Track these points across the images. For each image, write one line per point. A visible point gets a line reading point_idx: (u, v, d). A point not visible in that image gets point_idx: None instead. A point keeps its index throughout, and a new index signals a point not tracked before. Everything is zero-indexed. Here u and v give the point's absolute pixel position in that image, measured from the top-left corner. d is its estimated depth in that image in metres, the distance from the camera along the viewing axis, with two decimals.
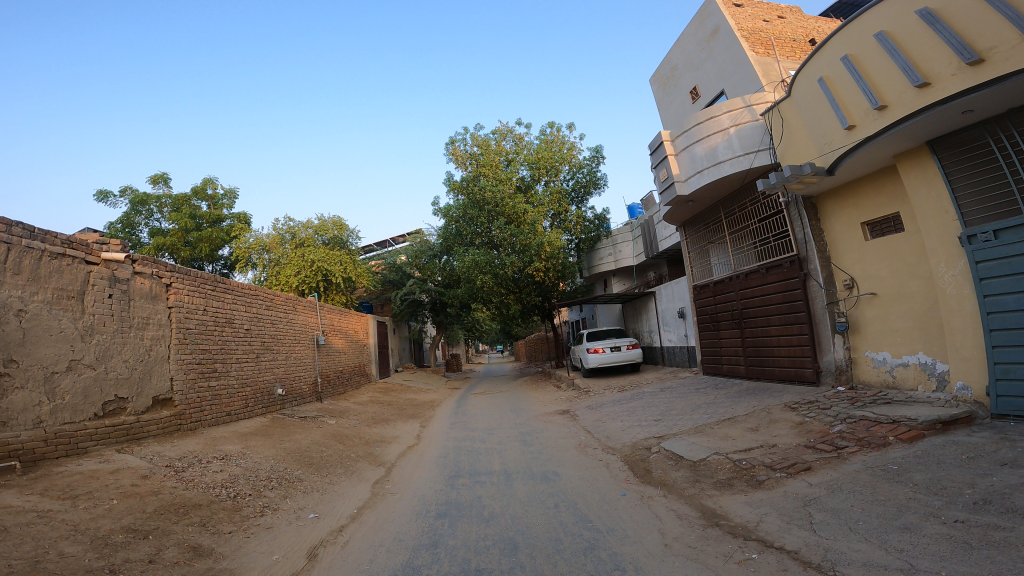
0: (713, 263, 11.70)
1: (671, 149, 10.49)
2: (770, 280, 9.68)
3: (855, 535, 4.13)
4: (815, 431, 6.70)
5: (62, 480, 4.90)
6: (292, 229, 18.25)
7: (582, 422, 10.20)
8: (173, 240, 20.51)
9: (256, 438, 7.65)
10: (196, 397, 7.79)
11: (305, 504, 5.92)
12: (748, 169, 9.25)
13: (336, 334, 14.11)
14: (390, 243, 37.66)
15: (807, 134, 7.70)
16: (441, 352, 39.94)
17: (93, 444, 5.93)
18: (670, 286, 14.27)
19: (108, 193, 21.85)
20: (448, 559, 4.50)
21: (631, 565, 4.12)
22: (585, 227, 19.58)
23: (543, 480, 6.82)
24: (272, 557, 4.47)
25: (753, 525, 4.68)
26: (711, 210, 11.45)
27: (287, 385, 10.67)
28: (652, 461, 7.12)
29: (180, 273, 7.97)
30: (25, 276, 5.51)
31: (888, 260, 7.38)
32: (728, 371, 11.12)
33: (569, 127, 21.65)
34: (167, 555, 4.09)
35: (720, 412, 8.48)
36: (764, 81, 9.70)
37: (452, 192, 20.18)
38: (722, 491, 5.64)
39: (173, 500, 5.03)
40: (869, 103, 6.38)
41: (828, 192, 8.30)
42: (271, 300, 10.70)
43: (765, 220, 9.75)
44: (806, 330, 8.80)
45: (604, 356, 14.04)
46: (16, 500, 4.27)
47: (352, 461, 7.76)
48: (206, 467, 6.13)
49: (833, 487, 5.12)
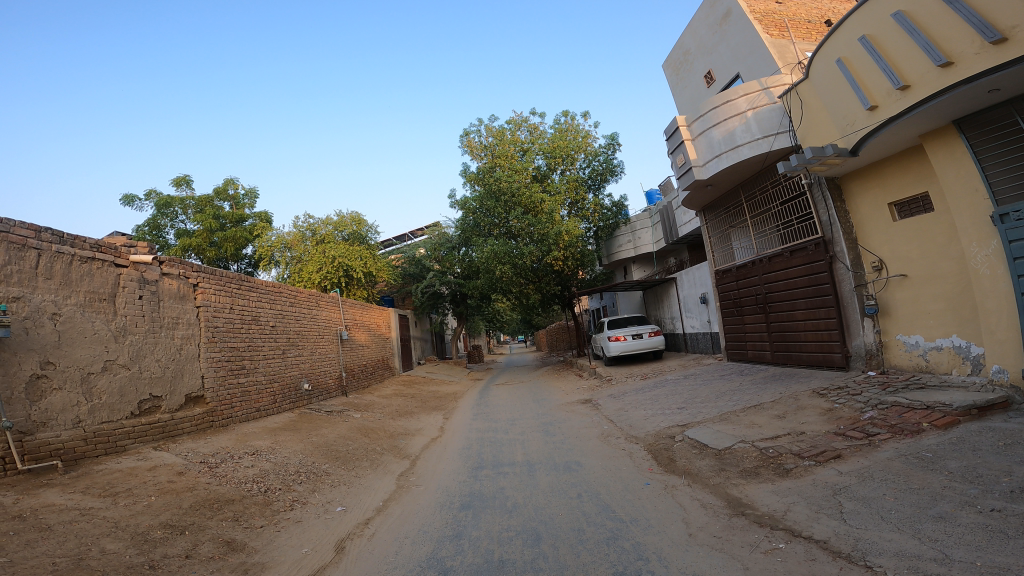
0: (735, 247, 11.41)
1: (688, 134, 10.22)
2: (794, 263, 9.42)
3: (887, 525, 4.03)
4: (845, 418, 6.57)
5: (103, 477, 5.11)
6: (313, 225, 18.42)
7: (604, 411, 10.17)
8: (199, 240, 21.03)
9: (285, 433, 7.82)
10: (227, 393, 8.02)
11: (333, 498, 6.05)
12: (767, 152, 8.98)
13: (359, 328, 14.29)
14: (410, 238, 37.84)
15: (828, 115, 7.38)
16: (462, 345, 40.08)
17: (131, 442, 6.17)
18: (691, 272, 14.01)
19: (133, 196, 22.34)
20: (472, 550, 4.57)
21: (655, 555, 4.13)
22: (604, 214, 19.28)
23: (566, 470, 6.85)
24: (301, 551, 4.60)
25: (781, 514, 4.62)
26: (731, 194, 11.16)
27: (313, 380, 10.87)
28: (676, 449, 7.08)
29: (206, 273, 8.16)
30: (56, 280, 5.73)
31: (918, 240, 7.10)
32: (754, 357, 10.88)
33: (584, 115, 21.40)
34: (203, 550, 4.24)
35: (746, 399, 8.36)
36: (781, 62, 9.36)
37: (468, 183, 20.10)
38: (748, 480, 5.58)
39: (208, 496, 5.21)
40: (890, 83, 6.09)
41: (852, 172, 8.01)
42: (295, 296, 10.88)
43: (787, 202, 9.46)
44: (834, 314, 8.55)
45: (626, 344, 13.89)
46: (60, 498, 4.45)
47: (377, 454, 7.90)
48: (238, 462, 6.32)
49: (864, 475, 5.01)
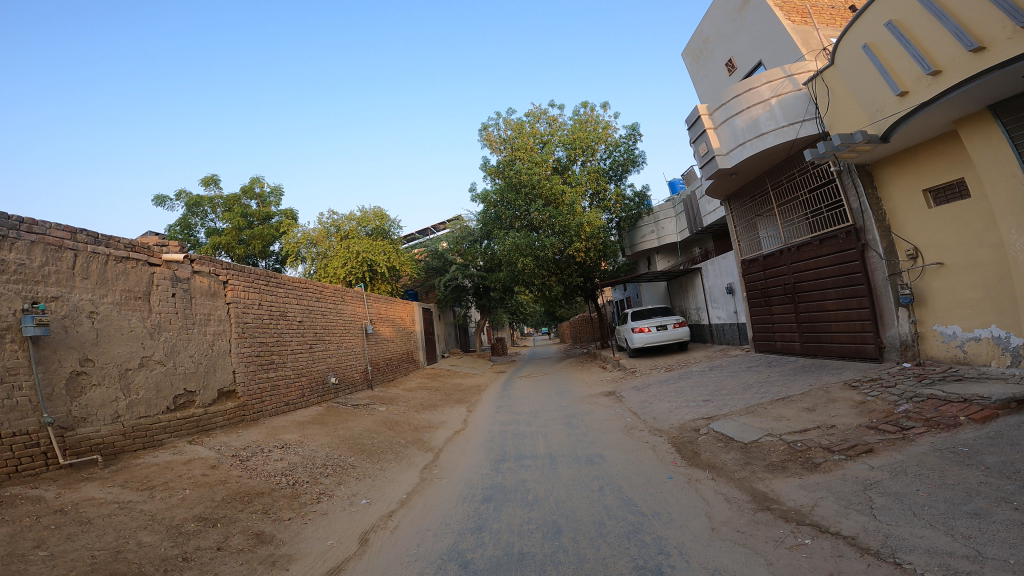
0: (762, 236, 11.11)
1: (711, 121, 9.97)
2: (824, 252, 9.13)
3: (920, 520, 3.92)
4: (878, 411, 6.39)
5: (140, 471, 5.34)
6: (337, 222, 18.71)
7: (628, 403, 10.13)
8: (228, 238, 21.59)
9: (313, 426, 8.03)
10: (257, 387, 8.25)
11: (358, 490, 6.20)
12: (793, 140, 8.71)
13: (384, 323, 14.48)
14: (432, 232, 37.97)
15: (856, 101, 7.09)
16: (485, 338, 40.11)
17: (167, 436, 6.41)
18: (717, 262, 13.74)
19: (165, 197, 23.01)
20: (492, 542, 4.63)
21: (676, 549, 4.10)
22: (625, 205, 19.05)
23: (588, 463, 6.85)
24: (326, 543, 4.73)
25: (809, 509, 4.53)
26: (757, 182, 10.87)
27: (339, 374, 11.10)
28: (701, 442, 6.99)
29: (235, 270, 8.37)
30: (93, 280, 5.95)
31: (955, 228, 6.80)
32: (783, 348, 10.62)
33: (604, 106, 21.16)
34: (233, 542, 4.40)
35: (775, 391, 8.21)
36: (804, 50, 9.00)
37: (488, 177, 20.05)
38: (775, 474, 5.48)
39: (239, 489, 5.40)
40: (921, 68, 5.82)
41: (884, 159, 7.69)
42: (321, 291, 11.07)
43: (816, 190, 9.16)
44: (867, 304, 8.27)
45: (649, 336, 13.75)
46: (100, 492, 4.67)
47: (401, 447, 8.02)
48: (268, 456, 6.50)
49: (896, 470, 4.87)
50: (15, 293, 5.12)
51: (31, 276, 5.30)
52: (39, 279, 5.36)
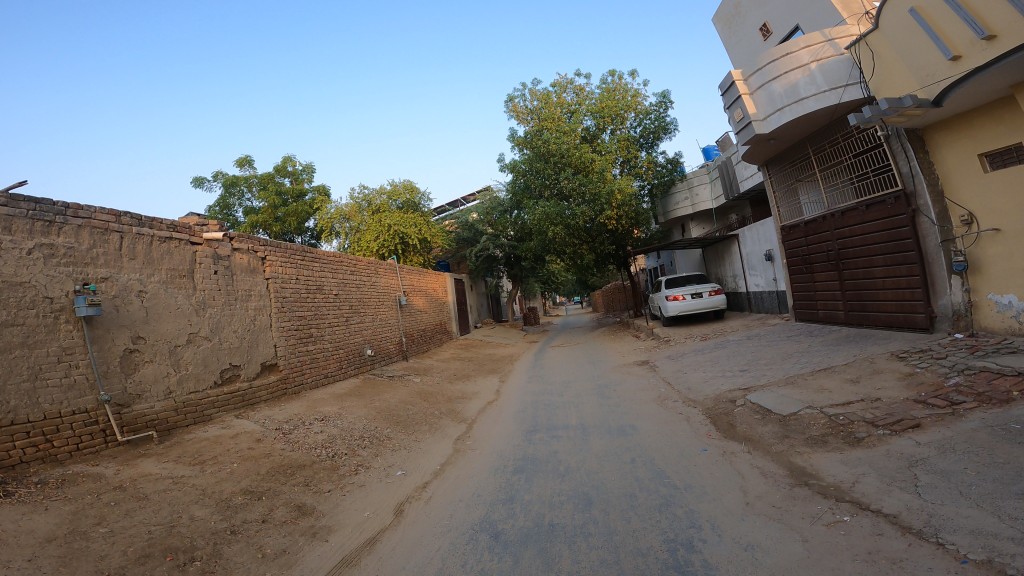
0: (803, 202, 10.61)
1: (745, 87, 9.43)
2: (871, 217, 8.66)
3: (965, 500, 3.81)
4: (926, 384, 6.15)
5: (192, 446, 5.71)
6: (368, 196, 19.03)
7: (662, 372, 10.09)
8: (265, 216, 22.15)
9: (351, 399, 8.36)
10: (298, 360, 8.61)
11: (394, 462, 6.47)
12: (836, 105, 8.21)
13: (417, 294, 14.73)
14: (462, 203, 37.89)
15: (899, 68, 6.77)
16: (519, 307, 40.29)
17: (216, 410, 6.80)
18: (755, 228, 13.27)
19: (203, 178, 23.67)
20: (523, 513, 4.78)
21: (707, 523, 4.14)
22: (658, 171, 18.49)
23: (620, 434, 6.91)
24: (364, 514, 4.99)
25: (848, 486, 4.46)
26: (798, 146, 10.34)
27: (375, 346, 11.43)
28: (736, 414, 6.91)
29: (273, 246, 8.62)
30: (140, 260, 6.26)
31: (1015, 192, 6.45)
32: (825, 317, 10.25)
33: (632, 73, 20.53)
34: (277, 514, 4.70)
35: (816, 361, 7.99)
36: (845, 13, 8.39)
37: (516, 148, 19.74)
38: (814, 448, 5.38)
39: (283, 462, 5.72)
40: (976, 32, 5.60)
41: (935, 123, 7.31)
42: (355, 265, 11.31)
43: (862, 153, 8.66)
44: (917, 272, 7.84)
45: (684, 304, 13.50)
46: (156, 467, 5.04)
47: (435, 418, 8.28)
48: (309, 428, 6.84)
49: (944, 446, 4.70)
50: (68, 275, 5.41)
51: (81, 259, 5.59)
52: (89, 261, 5.65)
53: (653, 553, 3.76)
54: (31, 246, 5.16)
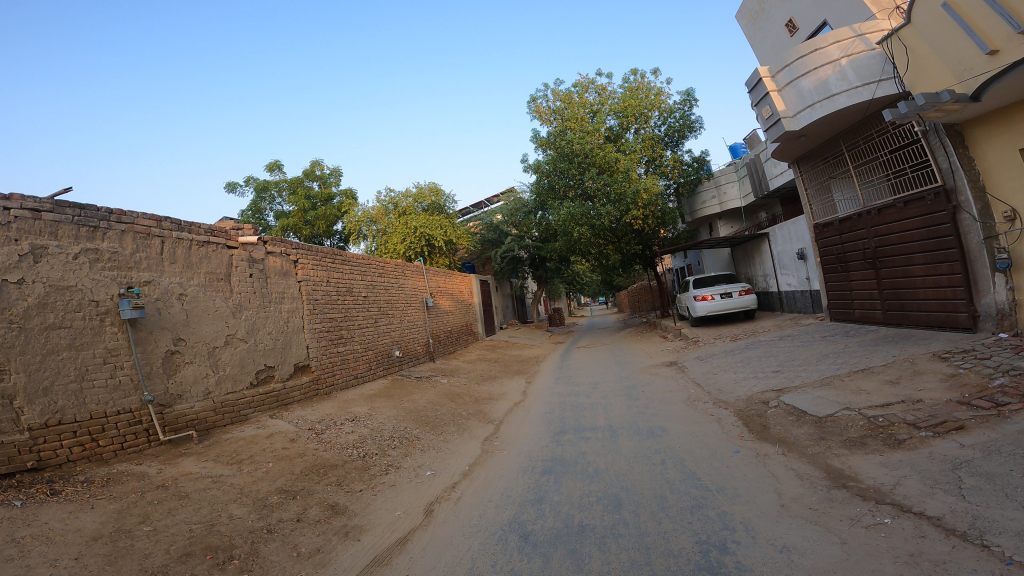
0: (836, 199, 10.37)
1: (774, 84, 9.24)
2: (908, 215, 8.42)
3: (1012, 503, 3.69)
4: (970, 385, 5.96)
5: (230, 446, 5.90)
6: (394, 199, 19.33)
7: (691, 373, 9.98)
8: (295, 220, 22.67)
9: (380, 400, 8.51)
10: (329, 361, 8.80)
11: (424, 462, 6.57)
12: (869, 101, 8.03)
13: (443, 296, 14.88)
14: (486, 205, 38.10)
15: (931, 64, 6.65)
16: (544, 308, 40.29)
17: (252, 410, 7.01)
18: (786, 226, 13.01)
19: (236, 183, 24.33)
20: (552, 514, 4.80)
21: (741, 525, 4.09)
22: (684, 170, 18.28)
23: (649, 435, 6.88)
24: (395, 514, 5.09)
25: (889, 488, 4.35)
26: (830, 143, 10.12)
27: (403, 347, 11.60)
28: (770, 416, 6.79)
29: (304, 249, 8.82)
30: (180, 264, 6.49)
31: None
32: (862, 317, 9.98)
33: (655, 72, 20.41)
34: (311, 514, 4.83)
35: (853, 362, 7.80)
36: (877, 8, 8.14)
37: (540, 148, 19.76)
38: (853, 450, 5.26)
39: (316, 461, 5.87)
40: (1012, 26, 5.48)
41: (976, 118, 7.11)
42: (383, 267, 11.49)
43: (898, 150, 8.44)
44: (959, 270, 7.59)
45: (713, 304, 13.32)
46: (196, 466, 5.23)
47: (463, 419, 8.36)
48: (340, 429, 6.99)
49: (989, 449, 4.55)
50: (112, 279, 5.64)
51: (124, 263, 5.83)
52: (132, 265, 5.89)
53: (685, 555, 3.75)
54: (77, 251, 5.39)
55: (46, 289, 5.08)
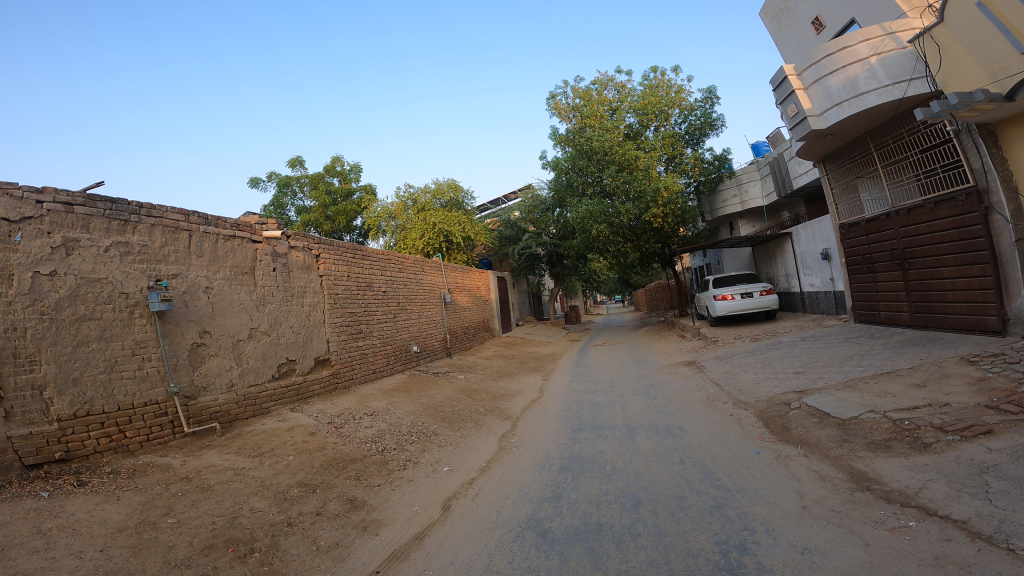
0: (863, 199, 10.20)
1: (799, 82, 9.10)
2: (938, 215, 8.25)
3: None
4: (999, 389, 5.83)
5: (252, 438, 6.00)
6: (413, 195, 19.45)
7: (710, 373, 9.90)
8: (316, 215, 22.93)
9: (398, 394, 8.59)
10: (349, 355, 8.90)
11: (441, 457, 6.62)
12: (900, 100, 7.88)
13: (461, 292, 14.94)
14: (503, 202, 38.13)
15: (965, 62, 6.49)
16: (559, 306, 40.22)
17: (273, 403, 7.12)
18: (810, 226, 12.82)
19: (258, 178, 24.67)
20: (570, 512, 4.81)
21: (761, 526, 4.07)
22: (704, 168, 18.10)
23: (668, 435, 6.85)
24: (413, 509, 5.14)
25: (914, 491, 4.28)
26: (858, 142, 9.95)
27: (421, 342, 11.68)
28: (791, 418, 6.71)
29: (326, 244, 8.92)
30: (206, 257, 6.59)
31: None
32: (887, 319, 9.80)
33: (676, 69, 20.23)
34: (330, 507, 4.90)
35: (878, 364, 7.68)
36: (908, 6, 7.99)
37: (558, 145, 19.72)
38: (877, 453, 5.19)
39: (336, 455, 5.95)
40: None
41: (1011, 117, 6.94)
42: (402, 263, 11.57)
43: (929, 149, 8.27)
44: (990, 272, 7.43)
45: (733, 303, 13.19)
46: (218, 459, 5.33)
47: (480, 415, 8.41)
48: (359, 423, 7.07)
49: (1018, 453, 4.46)
50: (141, 272, 5.76)
51: (153, 256, 5.94)
52: (160, 258, 6.00)
53: (704, 555, 3.73)
54: (108, 244, 5.52)
55: (77, 282, 5.20)
